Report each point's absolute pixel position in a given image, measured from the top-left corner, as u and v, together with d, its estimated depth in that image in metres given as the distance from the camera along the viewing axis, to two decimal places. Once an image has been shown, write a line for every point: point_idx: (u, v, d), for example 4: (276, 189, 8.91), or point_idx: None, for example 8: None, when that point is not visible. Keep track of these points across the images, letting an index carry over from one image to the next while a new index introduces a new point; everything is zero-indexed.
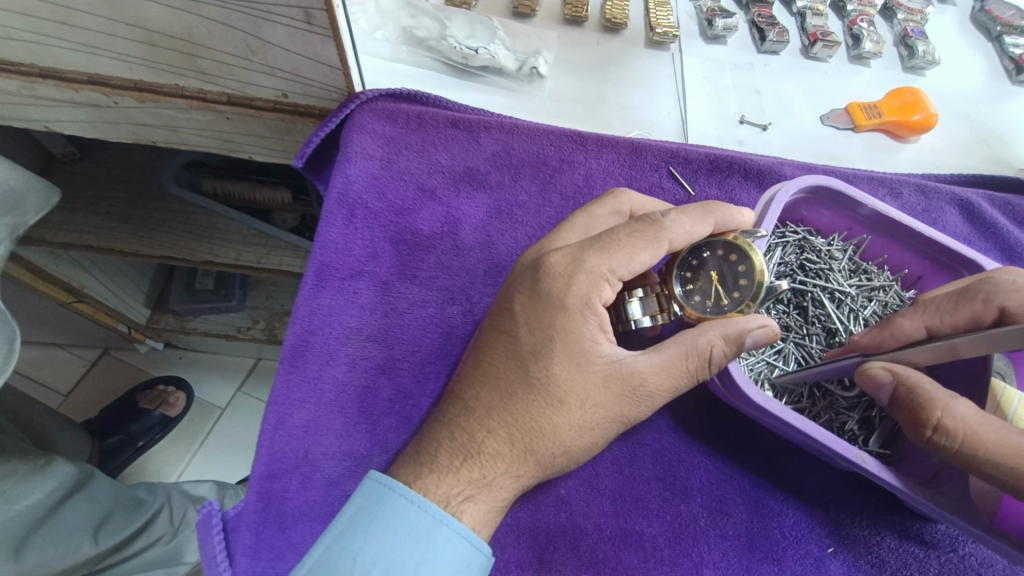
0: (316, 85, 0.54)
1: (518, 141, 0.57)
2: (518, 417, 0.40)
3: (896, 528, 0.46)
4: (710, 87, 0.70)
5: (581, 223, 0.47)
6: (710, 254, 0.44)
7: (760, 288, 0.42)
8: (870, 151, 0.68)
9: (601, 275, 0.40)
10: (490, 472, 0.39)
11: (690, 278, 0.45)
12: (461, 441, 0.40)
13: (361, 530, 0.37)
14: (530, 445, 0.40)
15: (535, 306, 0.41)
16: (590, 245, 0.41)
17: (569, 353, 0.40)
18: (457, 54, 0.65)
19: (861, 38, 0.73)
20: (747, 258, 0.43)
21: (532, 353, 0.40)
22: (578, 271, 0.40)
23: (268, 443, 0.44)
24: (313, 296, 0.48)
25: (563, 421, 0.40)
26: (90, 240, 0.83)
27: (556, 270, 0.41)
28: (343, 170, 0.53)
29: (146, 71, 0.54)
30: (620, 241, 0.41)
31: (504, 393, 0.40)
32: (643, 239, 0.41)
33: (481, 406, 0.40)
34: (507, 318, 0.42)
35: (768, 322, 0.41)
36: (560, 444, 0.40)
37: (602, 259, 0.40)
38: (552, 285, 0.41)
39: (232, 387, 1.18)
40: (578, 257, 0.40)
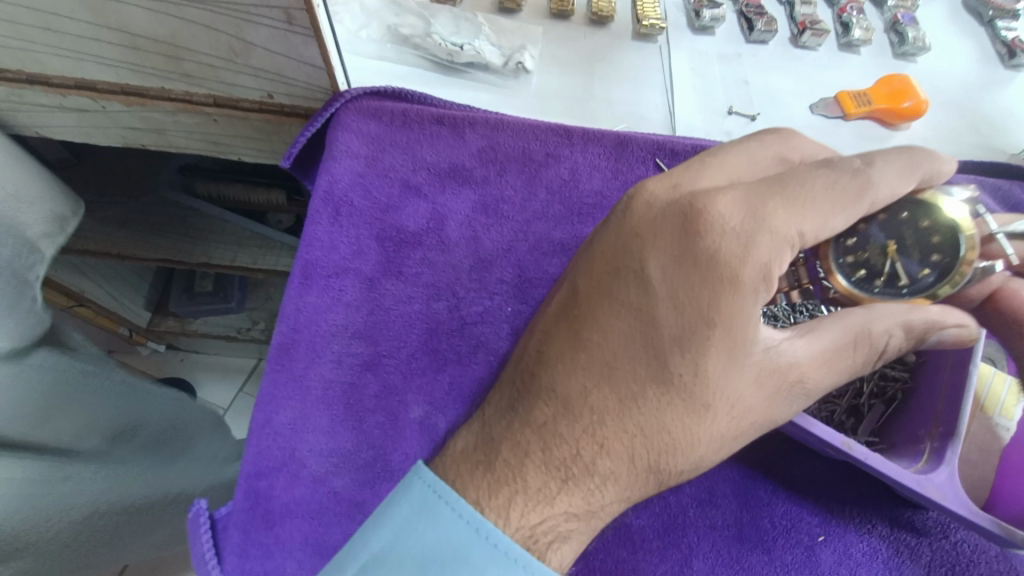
0: (300, 85, 0.54)
1: (503, 136, 0.57)
2: (647, 422, 0.36)
3: (886, 516, 0.46)
4: (698, 78, 0.70)
5: (728, 160, 0.39)
6: (913, 222, 0.37)
7: (958, 264, 0.36)
8: (861, 140, 0.68)
9: (787, 240, 0.34)
10: (602, 494, 0.37)
11: (846, 250, 0.38)
12: (564, 457, 0.36)
13: (401, 534, 0.35)
14: (659, 459, 0.36)
15: (687, 272, 0.35)
16: (772, 193, 0.35)
17: (726, 345, 0.35)
18: (442, 51, 0.65)
19: (850, 26, 0.72)
20: (950, 229, 0.36)
21: (675, 342, 0.35)
22: (760, 233, 0.34)
23: (256, 441, 0.45)
24: (299, 295, 0.49)
25: (702, 430, 0.36)
26: (87, 245, 0.83)
27: (725, 229, 0.35)
28: (328, 170, 0.53)
29: (132, 75, 0.54)
30: (819, 194, 0.35)
31: (629, 396, 0.36)
32: (848, 193, 0.35)
33: (605, 410, 0.36)
34: (639, 291, 0.36)
35: (966, 322, 0.37)
36: (691, 454, 0.36)
37: (790, 217, 0.35)
38: (718, 245, 0.35)
39: (234, 388, 1.19)
40: (755, 211, 0.35)
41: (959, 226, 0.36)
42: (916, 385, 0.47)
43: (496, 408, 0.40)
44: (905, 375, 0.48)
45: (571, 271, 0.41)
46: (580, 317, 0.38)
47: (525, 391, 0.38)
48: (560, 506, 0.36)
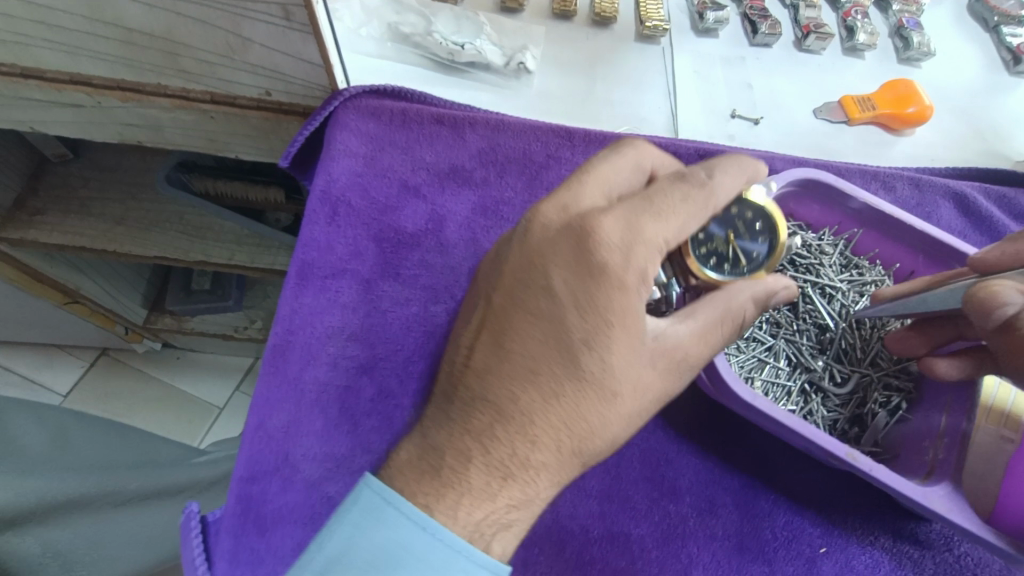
0: (299, 83, 0.53)
1: (504, 138, 0.56)
2: (567, 415, 0.37)
3: (889, 528, 0.46)
4: (701, 81, 0.69)
5: (597, 174, 0.39)
6: (737, 215, 0.42)
7: (774, 242, 0.42)
8: (864, 145, 0.67)
9: (657, 246, 0.36)
10: (534, 485, 0.37)
11: (699, 242, 0.41)
12: (501, 457, 0.37)
13: (361, 547, 0.36)
14: (578, 444, 0.37)
15: (586, 283, 0.36)
16: (645, 210, 0.36)
17: (623, 338, 0.36)
18: (443, 50, 0.64)
19: (855, 30, 0.72)
20: (763, 218, 0.43)
21: (584, 343, 0.36)
22: (637, 242, 0.36)
23: (249, 445, 0.44)
24: (295, 296, 0.48)
25: (614, 415, 0.37)
26: (82, 242, 0.83)
27: (611, 242, 0.36)
28: (325, 169, 0.52)
29: (127, 71, 0.54)
30: (675, 207, 0.37)
31: (550, 393, 0.36)
32: (697, 202, 0.37)
33: (524, 409, 0.37)
34: (544, 298, 0.37)
35: (791, 284, 0.42)
36: (609, 436, 0.38)
37: (660, 228, 0.36)
38: (606, 257, 0.36)
39: (229, 387, 1.19)
40: (634, 224, 0.36)
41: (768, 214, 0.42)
42: (922, 396, 0.47)
43: (435, 424, 0.39)
44: (910, 385, 0.47)
45: (481, 292, 0.41)
46: (493, 334, 0.38)
47: (459, 402, 0.38)
48: (509, 503, 0.37)
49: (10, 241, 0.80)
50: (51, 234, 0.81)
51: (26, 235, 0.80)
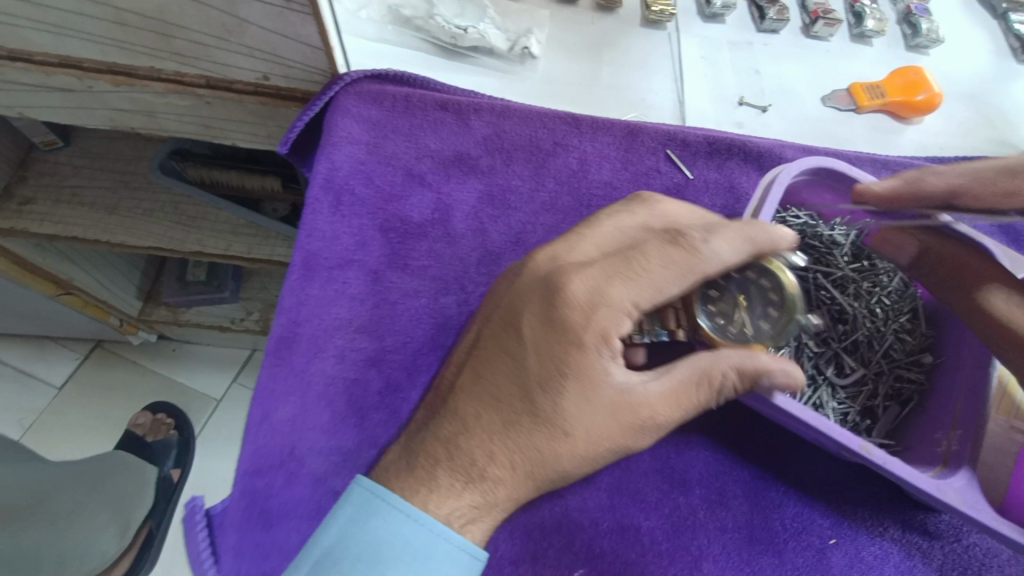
0: (299, 67, 0.51)
1: (510, 124, 0.55)
2: (519, 446, 0.37)
3: (897, 518, 0.45)
4: (708, 67, 0.68)
5: (601, 233, 0.41)
6: (757, 282, 0.43)
7: (789, 311, 0.42)
8: (872, 133, 0.67)
9: (624, 309, 0.37)
10: (490, 495, 0.38)
11: (709, 300, 0.43)
12: (462, 463, 0.38)
13: (352, 547, 0.36)
14: (532, 472, 0.38)
15: (550, 334, 0.37)
16: (616, 272, 0.37)
17: (578, 383, 0.37)
18: (446, 34, 0.62)
19: (863, 16, 0.71)
20: (783, 288, 0.42)
21: (540, 386, 0.37)
22: (601, 305, 0.37)
23: (253, 439, 0.43)
24: (301, 286, 0.47)
25: (565, 452, 0.37)
26: (75, 232, 0.81)
27: (578, 301, 0.37)
28: (328, 156, 0.51)
29: (120, 54, 0.52)
30: (650, 271, 0.37)
31: (507, 421, 0.38)
32: (674, 268, 0.37)
33: (483, 430, 0.38)
34: (514, 339, 0.39)
35: (793, 368, 0.38)
36: (560, 472, 0.38)
37: (626, 290, 0.37)
38: (570, 315, 0.37)
39: (226, 380, 1.17)
40: (602, 286, 0.37)
41: (789, 284, 0.42)
42: (934, 387, 0.46)
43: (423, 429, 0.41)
44: (922, 377, 0.46)
45: (477, 323, 0.43)
46: (476, 365, 0.40)
47: (435, 414, 0.40)
48: (472, 503, 0.38)
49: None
50: (42, 225, 0.80)
51: (15, 224, 0.78)
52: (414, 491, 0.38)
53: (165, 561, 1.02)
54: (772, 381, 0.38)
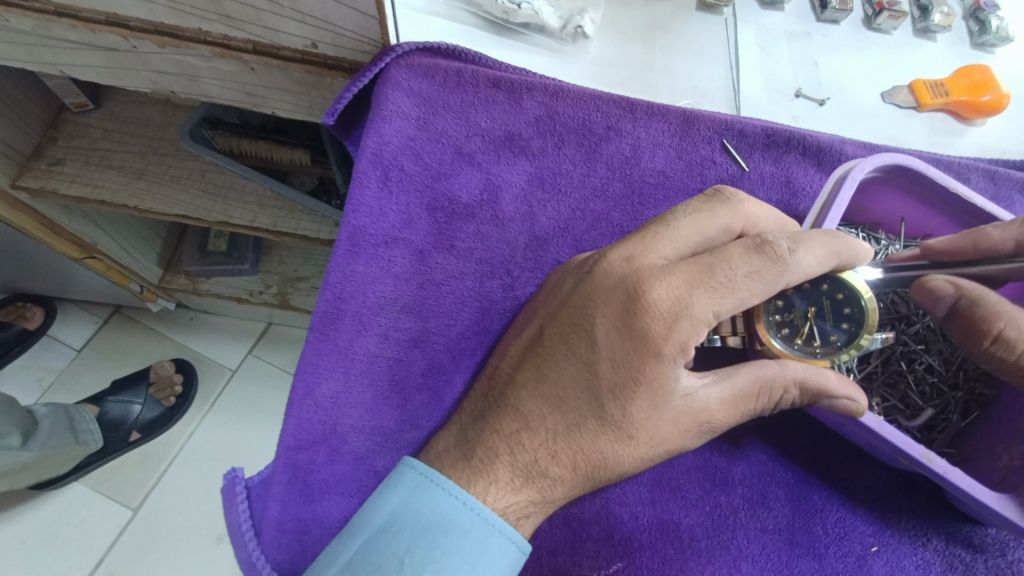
0: (349, 35, 0.49)
1: (563, 105, 0.53)
2: (583, 447, 0.37)
3: (943, 530, 0.44)
4: (765, 56, 0.65)
5: (681, 235, 0.38)
6: (831, 295, 0.40)
7: (861, 331, 0.39)
8: (931, 133, 0.64)
9: (705, 321, 0.35)
10: (548, 492, 0.37)
11: (775, 309, 0.40)
12: (523, 462, 0.37)
13: (406, 528, 0.36)
14: (592, 473, 0.37)
15: (625, 341, 0.36)
16: (700, 281, 0.35)
17: (649, 391, 0.36)
18: (497, 8, 0.60)
19: (930, 10, 0.67)
20: (857, 304, 0.40)
21: (610, 390, 0.36)
22: (683, 315, 0.35)
23: (296, 413, 0.43)
24: (347, 261, 0.46)
25: (627, 455, 0.37)
26: (103, 195, 0.80)
27: (658, 309, 0.35)
28: (377, 129, 0.49)
29: (168, 13, 0.50)
30: (735, 283, 0.35)
31: (572, 422, 0.37)
32: (761, 282, 0.35)
33: (547, 428, 0.37)
34: (585, 343, 0.37)
35: (858, 396, 0.37)
36: (620, 472, 0.38)
37: (710, 303, 0.35)
38: (649, 325, 0.35)
39: (243, 351, 1.17)
40: (685, 296, 0.35)
41: (865, 301, 0.39)
42: (1000, 398, 0.43)
43: (472, 414, 0.40)
44: (991, 389, 0.44)
45: (537, 314, 0.42)
46: (538, 361, 0.39)
47: (492, 405, 0.39)
48: (530, 499, 0.37)
49: (30, 190, 0.77)
50: (71, 186, 0.78)
51: (46, 184, 0.77)
52: (463, 466, 0.38)
53: (178, 524, 1.03)
54: (832, 403, 0.38)
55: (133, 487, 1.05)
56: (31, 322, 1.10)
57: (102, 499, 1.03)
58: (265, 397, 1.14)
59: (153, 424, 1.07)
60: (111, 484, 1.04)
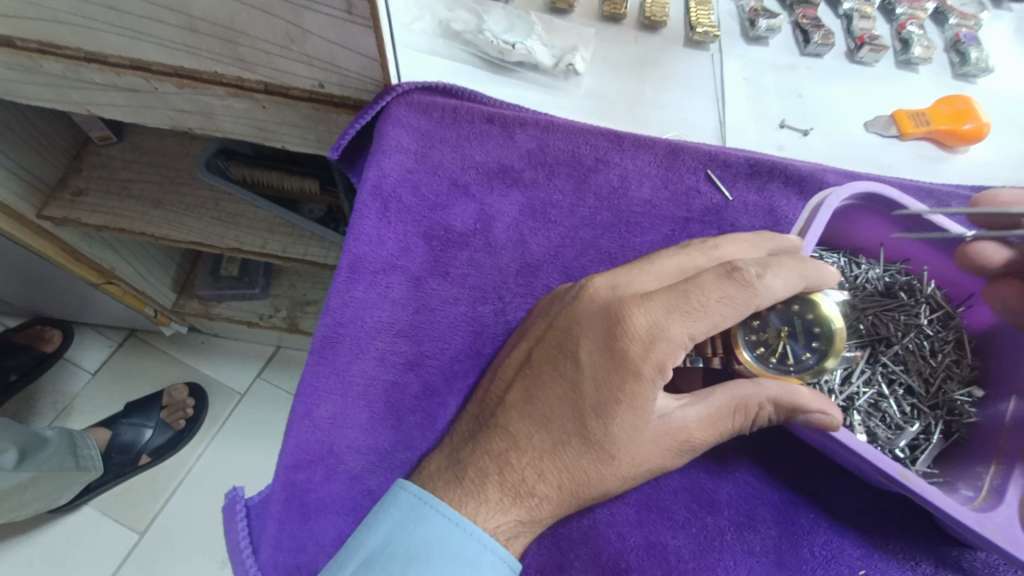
0: (353, 76, 0.53)
1: (554, 139, 0.56)
2: (568, 466, 0.38)
3: (932, 554, 0.44)
4: (750, 88, 0.68)
5: (662, 269, 0.41)
6: (801, 314, 0.42)
7: (828, 348, 0.41)
8: (916, 160, 0.66)
9: (681, 343, 0.37)
10: (534, 513, 0.39)
11: (751, 329, 0.42)
12: (511, 481, 0.38)
13: (400, 549, 0.37)
14: (577, 492, 0.39)
15: (608, 363, 0.38)
16: (676, 306, 0.37)
17: (630, 410, 0.37)
18: (492, 48, 0.64)
19: (910, 43, 0.70)
20: (825, 322, 0.41)
21: (593, 410, 0.38)
22: (659, 338, 0.37)
23: (295, 433, 0.45)
24: (346, 288, 0.48)
25: (610, 473, 0.38)
26: (121, 223, 0.84)
27: (637, 331, 0.37)
28: (377, 162, 0.53)
29: (187, 58, 0.54)
30: (708, 308, 0.37)
31: (557, 441, 0.39)
32: (733, 306, 0.37)
33: (534, 449, 0.39)
34: (571, 364, 0.39)
35: (830, 411, 0.38)
36: (604, 491, 0.39)
37: (686, 326, 0.37)
38: (629, 347, 0.37)
39: (251, 373, 1.20)
40: (662, 320, 0.37)
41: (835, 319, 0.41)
42: (981, 422, 0.45)
43: (463, 435, 0.42)
44: (972, 411, 0.45)
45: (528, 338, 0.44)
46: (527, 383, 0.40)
47: (483, 425, 0.41)
48: (518, 519, 0.39)
49: (53, 219, 0.81)
50: (92, 215, 0.83)
51: (67, 214, 0.81)
52: (454, 485, 0.39)
53: (182, 547, 1.04)
54: (806, 419, 0.39)
55: (140, 509, 1.06)
56: (50, 345, 1.13)
57: (110, 521, 1.05)
58: (270, 421, 1.16)
59: (164, 449, 1.09)
60: (119, 507, 1.06)
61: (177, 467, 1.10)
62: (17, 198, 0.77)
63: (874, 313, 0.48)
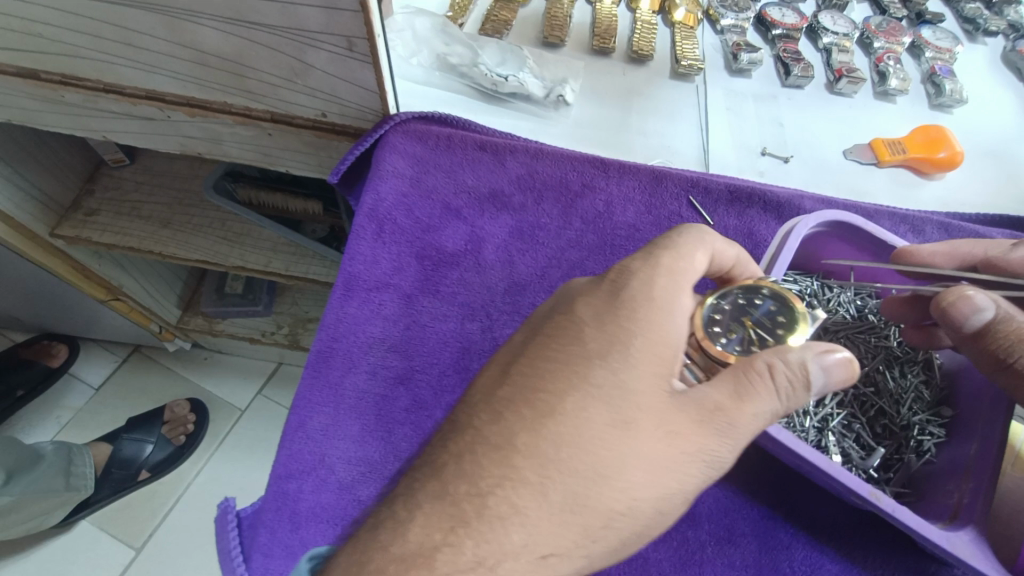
0: (353, 107, 0.56)
1: (543, 165, 0.59)
2: (583, 432, 0.36)
3: (910, 570, 0.45)
4: (732, 118, 0.71)
5: None
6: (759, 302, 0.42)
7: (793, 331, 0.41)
8: (893, 186, 0.68)
9: (676, 279, 0.40)
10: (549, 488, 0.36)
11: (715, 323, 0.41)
12: (521, 451, 0.36)
13: None
14: (597, 464, 0.36)
15: (614, 313, 0.39)
16: (659, 249, 0.41)
17: (645, 358, 0.38)
18: (487, 80, 0.68)
19: (887, 75, 0.74)
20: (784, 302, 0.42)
21: (605, 363, 0.38)
22: (655, 275, 0.40)
23: (289, 444, 0.47)
24: (340, 305, 0.51)
25: (631, 440, 0.36)
26: (131, 242, 0.87)
27: (633, 275, 0.40)
28: (373, 187, 0.55)
29: (198, 89, 0.58)
30: (686, 248, 0.41)
31: (571, 406, 0.37)
32: (703, 243, 0.42)
33: (544, 415, 0.37)
34: (572, 326, 0.40)
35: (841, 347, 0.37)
36: (628, 465, 0.36)
37: (675, 265, 0.40)
38: (631, 290, 0.40)
39: (252, 390, 1.22)
40: (653, 263, 0.40)
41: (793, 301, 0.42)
42: (950, 442, 0.46)
43: None
44: (941, 432, 0.47)
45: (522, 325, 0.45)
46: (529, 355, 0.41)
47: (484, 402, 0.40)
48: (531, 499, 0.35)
49: (66, 238, 0.84)
50: (103, 234, 0.86)
51: (79, 233, 0.85)
52: None
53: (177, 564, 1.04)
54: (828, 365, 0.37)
55: (137, 525, 1.07)
56: (55, 360, 1.16)
57: (106, 537, 1.06)
58: (269, 437, 1.17)
59: (163, 464, 1.10)
60: (116, 523, 1.07)
61: (175, 483, 1.11)
62: (31, 218, 0.81)
63: (846, 336, 0.51)
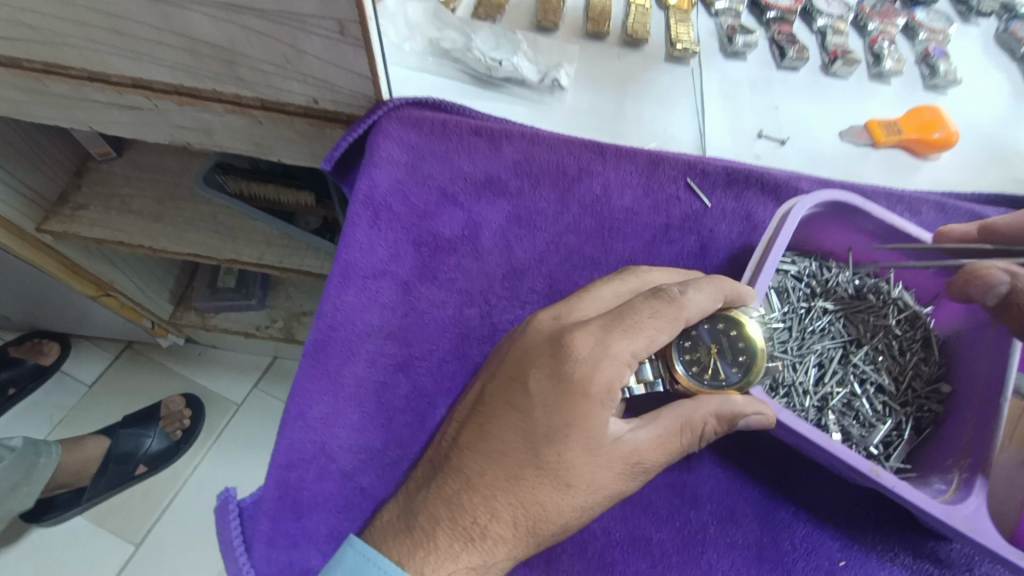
0: (346, 93, 0.55)
1: (540, 149, 0.57)
2: (523, 500, 0.40)
3: (909, 546, 0.46)
4: (727, 101, 0.71)
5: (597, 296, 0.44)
6: (726, 331, 0.44)
7: (754, 364, 0.44)
8: (888, 168, 0.68)
9: (625, 361, 0.39)
10: (490, 555, 0.40)
11: (684, 348, 0.45)
12: (463, 523, 0.39)
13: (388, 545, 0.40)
14: (533, 525, 0.40)
15: (558, 390, 0.39)
16: (614, 326, 0.40)
17: (581, 433, 0.39)
18: (481, 65, 0.67)
19: (882, 57, 0.73)
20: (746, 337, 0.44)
21: (547, 438, 0.39)
22: (603, 358, 0.39)
23: (289, 433, 0.46)
24: (337, 294, 0.50)
25: (566, 503, 0.40)
26: (119, 236, 0.86)
27: (581, 354, 0.39)
28: (368, 174, 0.55)
29: (187, 77, 0.57)
30: (642, 324, 0.40)
31: (512, 474, 0.40)
32: (665, 320, 0.40)
33: (485, 484, 0.40)
34: (519, 392, 0.41)
35: (763, 410, 0.41)
36: (561, 522, 0.40)
37: (627, 345, 0.39)
38: (575, 369, 0.39)
39: (248, 385, 1.21)
40: (603, 341, 0.39)
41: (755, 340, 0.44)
42: (949, 416, 0.47)
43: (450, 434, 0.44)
44: (939, 406, 0.48)
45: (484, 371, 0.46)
46: (480, 419, 0.42)
47: (437, 467, 0.42)
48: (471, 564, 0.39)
49: (53, 233, 0.83)
50: (91, 229, 0.85)
51: (67, 228, 0.84)
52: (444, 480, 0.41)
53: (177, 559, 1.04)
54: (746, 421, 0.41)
55: (135, 521, 1.07)
56: (46, 359, 1.15)
57: (103, 534, 1.05)
58: (266, 431, 1.17)
59: (159, 458, 1.09)
60: (113, 520, 1.06)
61: (173, 478, 1.11)
62: (17, 212, 0.79)
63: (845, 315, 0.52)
